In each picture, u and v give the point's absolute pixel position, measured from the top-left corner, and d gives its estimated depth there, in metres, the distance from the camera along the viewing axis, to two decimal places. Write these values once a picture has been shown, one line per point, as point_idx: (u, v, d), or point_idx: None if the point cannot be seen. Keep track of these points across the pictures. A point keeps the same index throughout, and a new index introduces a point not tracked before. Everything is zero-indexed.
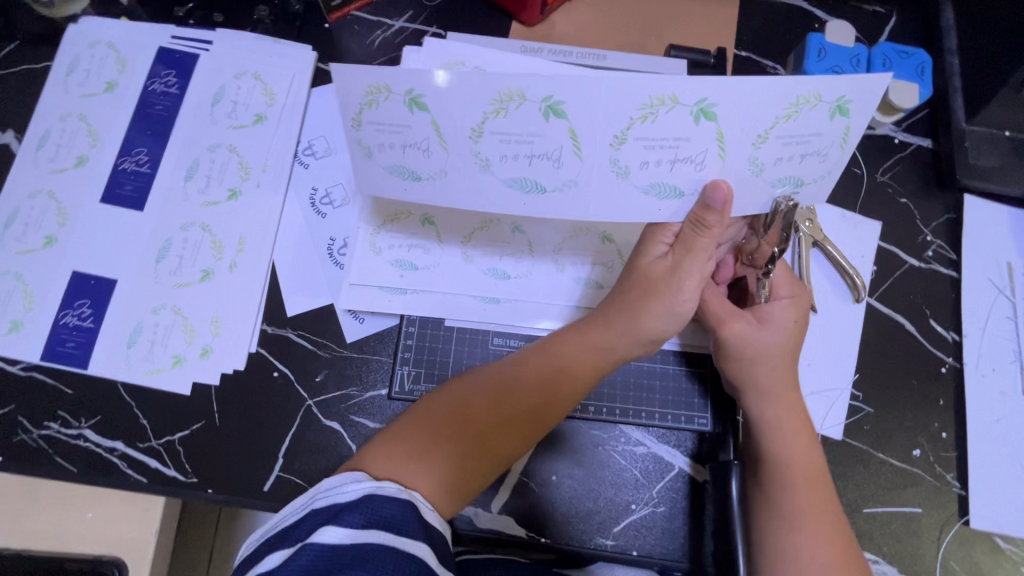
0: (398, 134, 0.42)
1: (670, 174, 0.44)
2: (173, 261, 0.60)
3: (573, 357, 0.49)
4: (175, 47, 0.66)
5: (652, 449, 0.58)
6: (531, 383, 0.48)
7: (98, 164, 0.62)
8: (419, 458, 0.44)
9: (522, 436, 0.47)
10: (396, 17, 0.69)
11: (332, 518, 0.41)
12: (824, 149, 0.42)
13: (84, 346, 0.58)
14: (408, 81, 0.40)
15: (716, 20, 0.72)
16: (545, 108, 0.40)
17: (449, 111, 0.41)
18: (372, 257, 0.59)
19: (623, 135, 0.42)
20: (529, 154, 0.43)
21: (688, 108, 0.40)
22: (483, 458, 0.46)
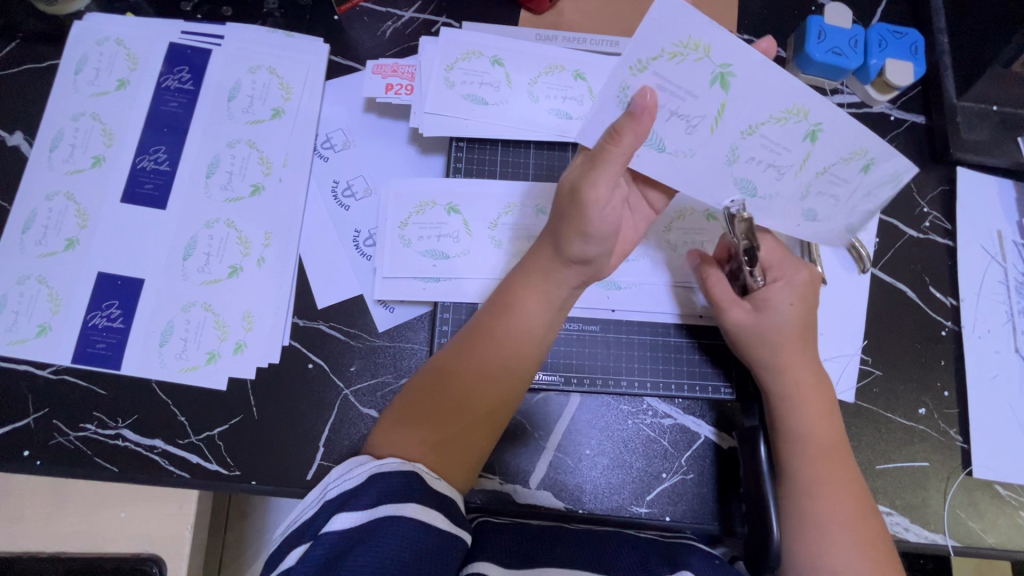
0: (687, 95, 0.43)
1: (819, 203, 0.49)
2: (200, 258, 0.60)
3: (516, 296, 0.52)
4: (186, 43, 0.65)
5: (679, 420, 0.61)
6: (495, 340, 0.51)
7: (116, 163, 0.61)
8: (408, 430, 0.47)
9: (500, 394, 0.50)
10: (405, 8, 0.70)
11: (343, 503, 0.42)
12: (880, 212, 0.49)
13: (115, 346, 0.58)
14: (732, 55, 0.40)
15: (718, 6, 0.75)
16: (809, 131, 0.44)
17: (741, 99, 0.43)
18: (402, 250, 0.60)
19: (823, 170, 0.46)
20: (766, 161, 0.47)
21: (865, 163, 0.45)
22: (470, 422, 0.49)
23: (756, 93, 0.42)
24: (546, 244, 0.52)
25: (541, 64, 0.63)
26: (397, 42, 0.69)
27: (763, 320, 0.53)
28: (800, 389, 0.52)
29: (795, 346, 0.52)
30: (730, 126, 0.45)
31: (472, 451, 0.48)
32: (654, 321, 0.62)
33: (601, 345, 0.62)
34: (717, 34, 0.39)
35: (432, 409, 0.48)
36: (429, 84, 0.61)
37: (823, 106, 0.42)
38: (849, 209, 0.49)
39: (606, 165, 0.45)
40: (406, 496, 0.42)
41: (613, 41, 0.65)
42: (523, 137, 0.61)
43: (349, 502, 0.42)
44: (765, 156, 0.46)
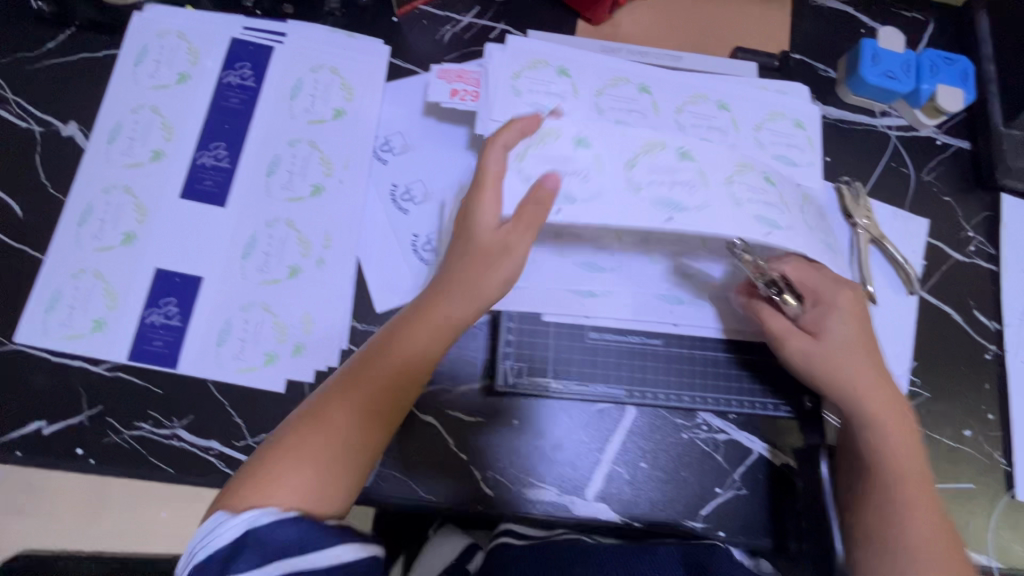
0: (672, 176, 0.55)
1: (755, 208, 0.55)
2: (260, 258, 0.59)
3: (411, 343, 0.50)
4: (248, 39, 0.64)
5: (733, 436, 0.61)
6: (390, 348, 0.50)
7: (176, 158, 0.60)
8: (275, 467, 0.44)
9: (385, 424, 0.48)
10: (464, 13, 0.72)
11: (230, 561, 0.41)
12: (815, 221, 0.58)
13: (173, 345, 0.57)
14: (580, 130, 0.55)
15: (768, 27, 0.77)
16: (682, 152, 0.56)
17: (607, 150, 0.55)
18: None
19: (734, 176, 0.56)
20: (670, 181, 0.54)
21: (761, 173, 0.56)
22: (357, 437, 0.47)
23: (620, 143, 0.56)
24: (443, 294, 0.52)
25: (607, 76, 0.63)
26: (456, 47, 0.70)
27: (825, 342, 0.54)
28: (886, 414, 0.52)
29: (864, 354, 0.53)
30: (617, 163, 0.55)
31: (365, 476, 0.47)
32: (711, 336, 0.59)
33: (662, 360, 0.58)
34: (664, 138, 0.57)
35: (298, 433, 0.46)
36: (496, 91, 0.61)
37: (677, 140, 0.57)
38: (743, 202, 0.55)
39: (528, 228, 0.51)
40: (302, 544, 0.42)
41: (676, 56, 0.66)
42: None
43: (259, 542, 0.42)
44: (664, 179, 0.54)
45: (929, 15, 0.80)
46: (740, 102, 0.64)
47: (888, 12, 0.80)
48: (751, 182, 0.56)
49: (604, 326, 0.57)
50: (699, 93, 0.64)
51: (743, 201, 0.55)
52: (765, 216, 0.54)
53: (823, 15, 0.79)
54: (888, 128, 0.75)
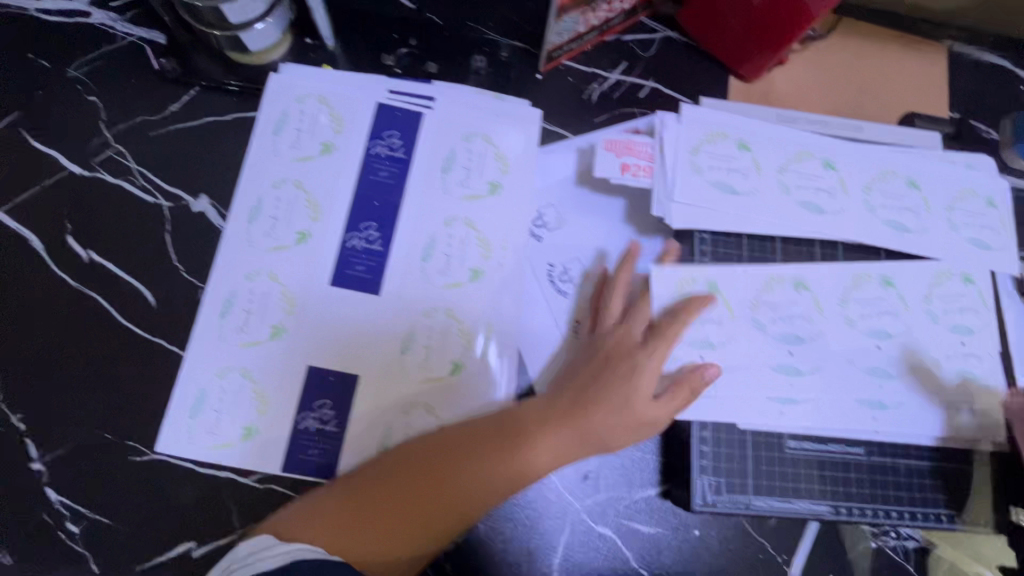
0: (879, 308, 0.55)
1: (881, 322, 0.55)
2: (419, 353, 0.54)
3: (533, 451, 0.47)
4: (395, 104, 0.58)
5: (926, 546, 0.56)
6: (528, 444, 0.48)
7: (324, 240, 0.55)
8: (374, 508, 0.45)
9: (457, 514, 0.46)
10: (610, 70, 0.66)
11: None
12: (972, 303, 0.56)
13: (329, 453, 0.51)
14: (709, 276, 0.54)
15: (926, 84, 0.72)
16: (796, 283, 0.55)
17: (734, 292, 0.54)
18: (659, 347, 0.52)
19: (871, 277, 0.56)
20: (794, 317, 0.54)
21: (878, 279, 0.56)
22: (438, 513, 0.45)
23: (738, 282, 0.54)
24: (566, 400, 0.50)
25: (789, 149, 0.58)
26: (606, 108, 0.65)
27: None
28: None
29: None
30: (744, 306, 0.54)
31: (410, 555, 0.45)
32: (917, 444, 0.53)
33: (865, 472, 0.52)
34: (868, 265, 0.56)
35: (417, 493, 0.46)
36: (676, 166, 0.56)
37: (784, 270, 0.55)
38: (881, 313, 0.55)
39: (671, 409, 0.49)
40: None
41: (858, 126, 0.60)
42: (773, 231, 0.56)
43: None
44: (790, 319, 0.54)
45: None
46: (928, 177, 0.59)
47: None
48: (884, 293, 0.55)
49: (804, 436, 0.52)
50: (886, 168, 0.59)
51: (939, 314, 0.56)
52: (904, 322, 0.55)
53: (979, 70, 0.74)
54: None
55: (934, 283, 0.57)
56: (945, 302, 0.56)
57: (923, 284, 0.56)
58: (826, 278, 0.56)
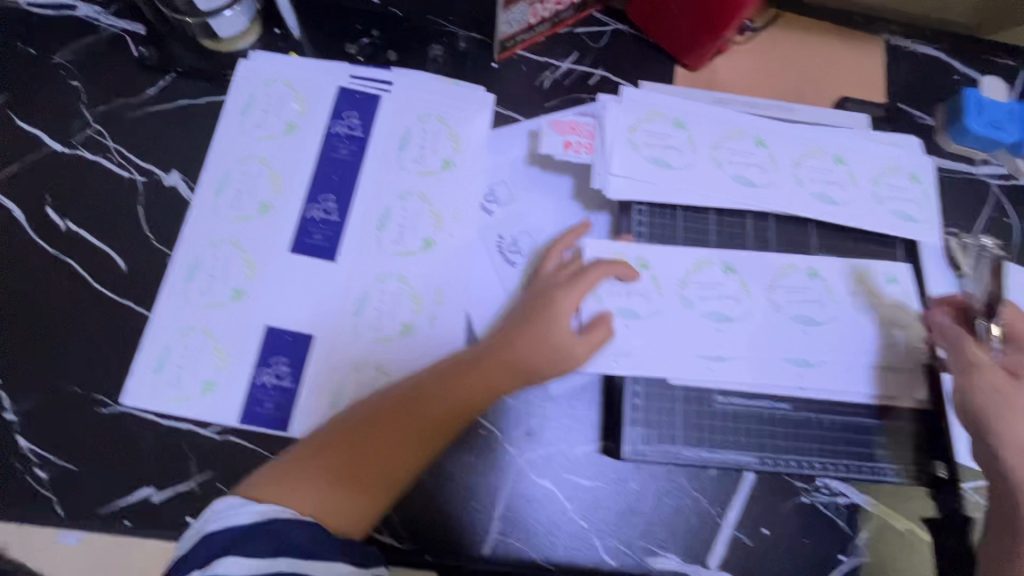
0: (805, 295, 0.59)
1: (801, 308, 0.58)
2: (372, 315, 0.57)
3: (467, 380, 0.51)
4: (355, 88, 0.63)
5: (855, 501, 0.58)
6: (452, 386, 0.51)
7: (284, 211, 0.59)
8: (316, 468, 0.47)
9: (407, 452, 0.49)
10: (562, 59, 0.71)
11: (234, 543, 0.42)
12: (897, 303, 0.60)
13: (284, 407, 0.55)
14: (640, 253, 0.58)
15: (864, 73, 0.76)
16: (725, 267, 0.59)
17: (664, 270, 0.58)
18: (594, 306, 0.56)
19: (796, 267, 0.60)
20: (719, 295, 0.58)
21: (803, 271, 0.60)
22: (387, 453, 0.48)
23: (669, 261, 0.59)
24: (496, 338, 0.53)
25: (723, 128, 0.62)
26: (557, 93, 0.69)
27: None
28: None
29: None
30: (672, 282, 0.58)
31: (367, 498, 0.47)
32: (846, 400, 0.57)
33: (791, 425, 0.56)
34: (796, 257, 0.60)
35: (356, 448, 0.48)
36: (615, 144, 0.59)
37: (716, 253, 0.59)
38: (806, 302, 0.59)
39: (596, 343, 0.53)
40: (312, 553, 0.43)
41: (788, 107, 0.65)
42: (707, 202, 0.60)
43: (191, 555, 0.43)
44: (714, 296, 0.58)
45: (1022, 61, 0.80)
46: (855, 154, 0.63)
47: (983, 57, 0.79)
48: (808, 286, 0.59)
49: (733, 392, 0.55)
50: (815, 146, 0.63)
51: (863, 309, 0.59)
52: (827, 313, 0.59)
53: (918, 60, 0.78)
54: (989, 177, 0.74)
55: (859, 283, 0.60)
56: (869, 300, 0.59)
57: (847, 279, 0.60)
58: (750, 256, 0.60)
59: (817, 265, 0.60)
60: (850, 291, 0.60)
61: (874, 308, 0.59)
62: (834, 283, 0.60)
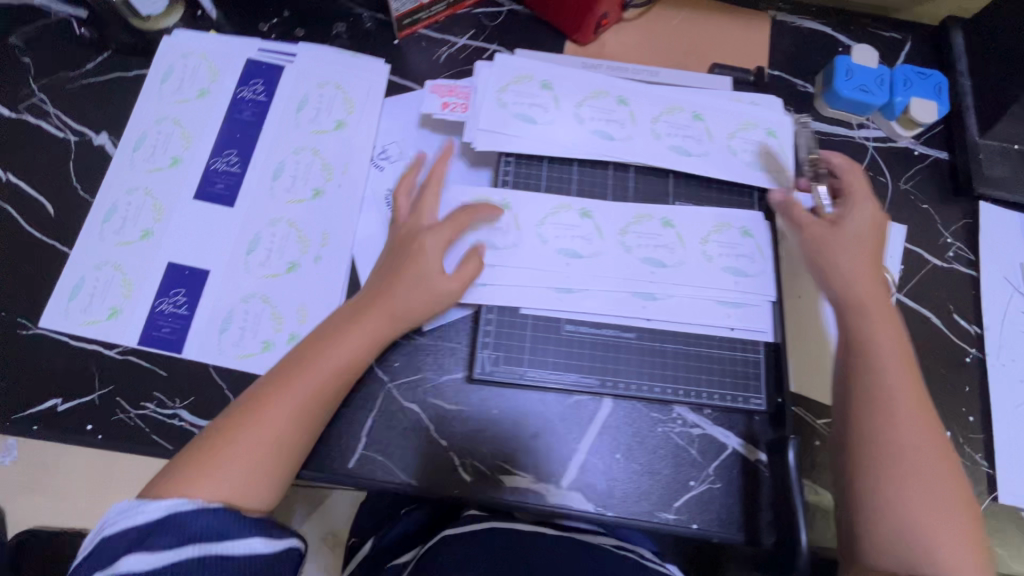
0: (655, 241, 0.63)
1: (652, 252, 0.62)
2: (263, 254, 0.64)
3: (341, 333, 0.56)
4: (263, 59, 0.71)
5: (707, 430, 0.62)
6: (340, 344, 0.56)
7: (192, 164, 0.67)
8: (228, 455, 0.49)
9: (308, 411, 0.53)
10: (460, 36, 0.78)
11: (141, 540, 0.44)
12: (748, 251, 0.63)
13: (179, 331, 0.62)
14: (503, 195, 0.64)
15: (749, 45, 0.82)
16: (581, 212, 0.64)
17: (524, 210, 0.63)
18: (454, 238, 0.62)
19: (649, 216, 0.64)
20: (574, 234, 0.63)
21: (657, 219, 0.64)
22: (286, 422, 0.52)
23: (530, 203, 0.64)
24: (370, 296, 0.58)
25: (586, 89, 0.68)
26: (451, 66, 0.77)
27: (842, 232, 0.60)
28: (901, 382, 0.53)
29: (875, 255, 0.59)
30: (531, 221, 0.63)
31: (279, 464, 0.51)
32: (691, 331, 0.61)
33: (635, 352, 0.60)
34: (652, 206, 0.64)
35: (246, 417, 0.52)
36: (482, 103, 0.66)
37: (577, 199, 0.64)
38: (657, 247, 0.62)
39: (466, 277, 0.58)
40: (220, 531, 0.45)
41: (653, 71, 0.71)
42: (568, 154, 0.66)
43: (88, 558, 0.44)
44: (570, 235, 0.63)
45: (907, 34, 0.84)
46: (713, 111, 0.68)
47: (866, 31, 0.84)
48: (659, 233, 0.63)
49: (580, 320, 0.60)
50: (675, 104, 0.68)
51: (713, 255, 0.63)
52: (678, 256, 0.62)
53: (802, 34, 0.83)
54: (865, 140, 0.78)
55: (712, 232, 0.64)
56: (723, 249, 0.63)
57: (701, 230, 0.64)
58: (608, 203, 0.65)
59: (669, 215, 0.64)
60: (704, 240, 0.63)
61: (725, 255, 0.63)
62: (686, 226, 0.64)
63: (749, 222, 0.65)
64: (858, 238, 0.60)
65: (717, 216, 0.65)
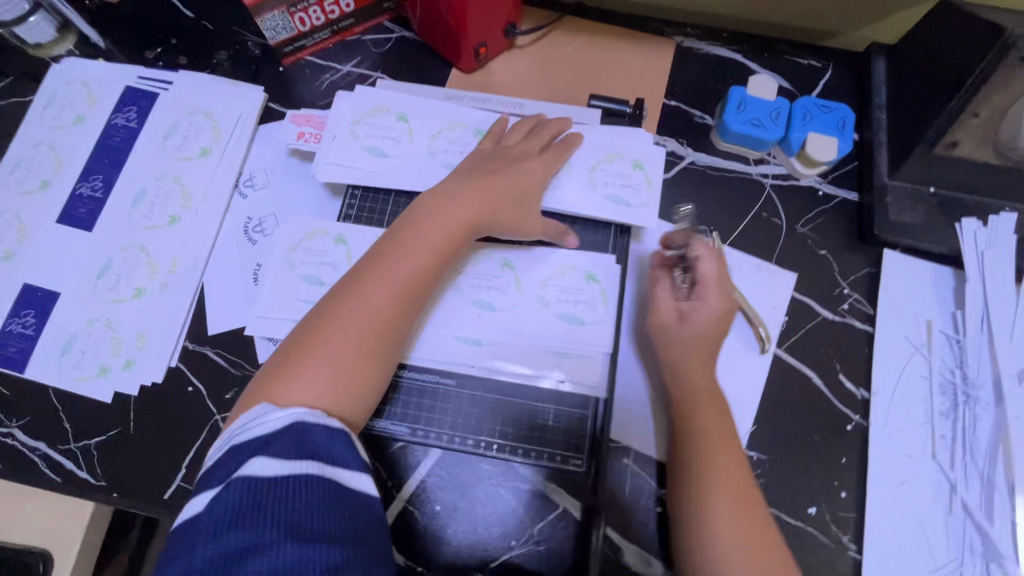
0: (490, 282, 0.60)
1: (485, 295, 0.60)
2: (112, 278, 0.66)
3: (422, 229, 0.55)
4: (140, 86, 0.73)
5: (536, 488, 0.58)
6: (416, 253, 0.54)
7: (60, 188, 0.69)
8: (330, 358, 0.49)
9: (407, 316, 0.53)
10: (345, 63, 0.78)
11: (264, 445, 0.42)
12: (589, 298, 0.60)
13: (24, 352, 0.64)
14: (340, 230, 0.63)
15: (647, 74, 0.77)
16: None
17: (359, 245, 0.63)
18: (285, 272, 0.62)
19: (489, 256, 0.61)
20: None
21: (497, 260, 0.61)
22: (391, 323, 0.52)
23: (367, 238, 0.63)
24: (479, 194, 0.58)
25: (441, 122, 0.66)
26: (331, 94, 0.76)
27: (683, 326, 0.58)
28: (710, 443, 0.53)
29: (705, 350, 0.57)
30: None
31: (375, 369, 0.51)
32: (517, 382, 0.58)
33: (454, 400, 0.58)
34: (494, 246, 0.62)
35: (370, 339, 0.51)
36: (331, 135, 0.65)
37: None
38: (491, 288, 0.60)
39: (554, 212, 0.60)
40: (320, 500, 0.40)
41: (518, 103, 0.70)
42: (412, 188, 0.64)
43: (218, 465, 0.43)
44: None
45: (828, 61, 0.77)
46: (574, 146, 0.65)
47: (781, 58, 0.78)
48: (494, 275, 0.61)
49: (400, 363, 0.58)
50: None
51: (551, 301, 0.60)
52: (512, 300, 0.60)
53: (709, 61, 0.78)
54: (763, 177, 0.72)
55: (553, 275, 0.61)
56: (564, 293, 0.60)
57: (542, 273, 0.61)
58: None
59: (509, 256, 0.61)
60: (543, 284, 0.60)
61: (563, 300, 0.60)
62: (526, 268, 0.61)
63: (596, 266, 0.61)
64: (694, 340, 0.57)
65: (564, 258, 0.61)
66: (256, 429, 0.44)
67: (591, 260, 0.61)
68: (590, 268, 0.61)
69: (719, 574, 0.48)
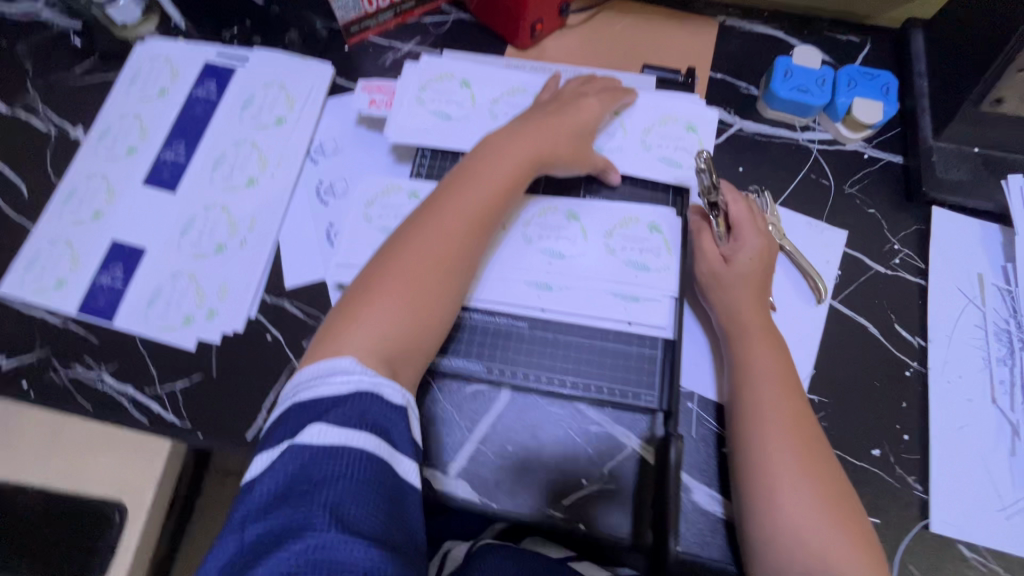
0: (557, 232, 0.64)
1: (554, 244, 0.63)
2: (195, 235, 0.69)
3: (480, 169, 0.58)
4: (218, 62, 0.78)
5: (607, 428, 0.59)
6: (476, 186, 0.57)
7: (145, 154, 0.73)
8: (403, 292, 0.52)
9: (470, 248, 0.56)
10: (406, 41, 0.82)
11: (328, 410, 0.44)
12: (653, 247, 0.63)
13: (113, 303, 0.67)
14: (413, 185, 0.67)
15: (693, 50, 0.81)
16: None
17: None
18: (362, 225, 0.66)
19: (556, 208, 0.65)
20: None
21: (563, 212, 0.65)
22: (455, 253, 0.55)
23: None
24: (530, 135, 0.61)
25: (503, 87, 0.70)
26: (394, 70, 0.80)
27: (729, 268, 0.60)
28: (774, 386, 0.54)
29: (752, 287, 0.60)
30: None
31: (442, 296, 0.54)
32: (586, 324, 0.61)
33: (526, 341, 0.61)
34: (560, 200, 0.65)
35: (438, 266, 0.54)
36: (403, 100, 0.69)
37: None
38: (559, 236, 0.63)
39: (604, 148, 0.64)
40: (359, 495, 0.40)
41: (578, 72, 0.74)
42: None
43: (283, 421, 0.45)
44: None
45: (867, 37, 0.81)
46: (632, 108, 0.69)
47: (821, 34, 0.81)
48: (561, 225, 0.64)
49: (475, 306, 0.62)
50: None
51: (616, 249, 0.63)
52: (578, 249, 0.63)
53: (752, 38, 0.82)
54: (809, 142, 0.75)
55: (618, 226, 0.64)
56: (629, 242, 0.63)
57: (607, 224, 0.64)
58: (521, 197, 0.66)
59: (575, 208, 0.65)
60: (608, 234, 0.63)
61: (628, 248, 0.63)
62: (592, 221, 0.64)
63: (659, 219, 0.64)
64: (740, 280, 0.60)
65: (627, 210, 0.65)
66: (323, 386, 0.46)
67: (654, 212, 0.64)
68: (654, 219, 0.64)
69: (787, 512, 0.48)
